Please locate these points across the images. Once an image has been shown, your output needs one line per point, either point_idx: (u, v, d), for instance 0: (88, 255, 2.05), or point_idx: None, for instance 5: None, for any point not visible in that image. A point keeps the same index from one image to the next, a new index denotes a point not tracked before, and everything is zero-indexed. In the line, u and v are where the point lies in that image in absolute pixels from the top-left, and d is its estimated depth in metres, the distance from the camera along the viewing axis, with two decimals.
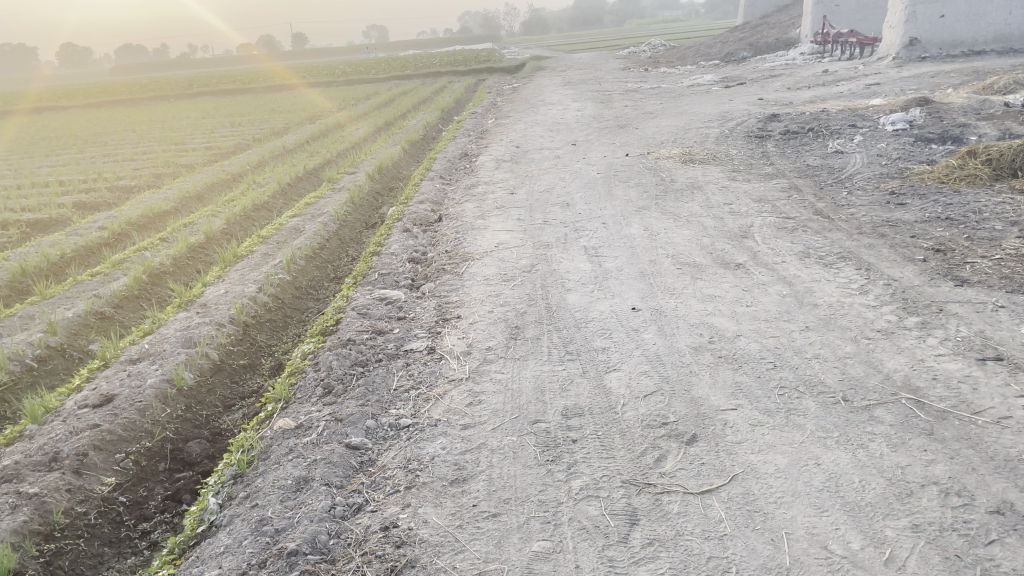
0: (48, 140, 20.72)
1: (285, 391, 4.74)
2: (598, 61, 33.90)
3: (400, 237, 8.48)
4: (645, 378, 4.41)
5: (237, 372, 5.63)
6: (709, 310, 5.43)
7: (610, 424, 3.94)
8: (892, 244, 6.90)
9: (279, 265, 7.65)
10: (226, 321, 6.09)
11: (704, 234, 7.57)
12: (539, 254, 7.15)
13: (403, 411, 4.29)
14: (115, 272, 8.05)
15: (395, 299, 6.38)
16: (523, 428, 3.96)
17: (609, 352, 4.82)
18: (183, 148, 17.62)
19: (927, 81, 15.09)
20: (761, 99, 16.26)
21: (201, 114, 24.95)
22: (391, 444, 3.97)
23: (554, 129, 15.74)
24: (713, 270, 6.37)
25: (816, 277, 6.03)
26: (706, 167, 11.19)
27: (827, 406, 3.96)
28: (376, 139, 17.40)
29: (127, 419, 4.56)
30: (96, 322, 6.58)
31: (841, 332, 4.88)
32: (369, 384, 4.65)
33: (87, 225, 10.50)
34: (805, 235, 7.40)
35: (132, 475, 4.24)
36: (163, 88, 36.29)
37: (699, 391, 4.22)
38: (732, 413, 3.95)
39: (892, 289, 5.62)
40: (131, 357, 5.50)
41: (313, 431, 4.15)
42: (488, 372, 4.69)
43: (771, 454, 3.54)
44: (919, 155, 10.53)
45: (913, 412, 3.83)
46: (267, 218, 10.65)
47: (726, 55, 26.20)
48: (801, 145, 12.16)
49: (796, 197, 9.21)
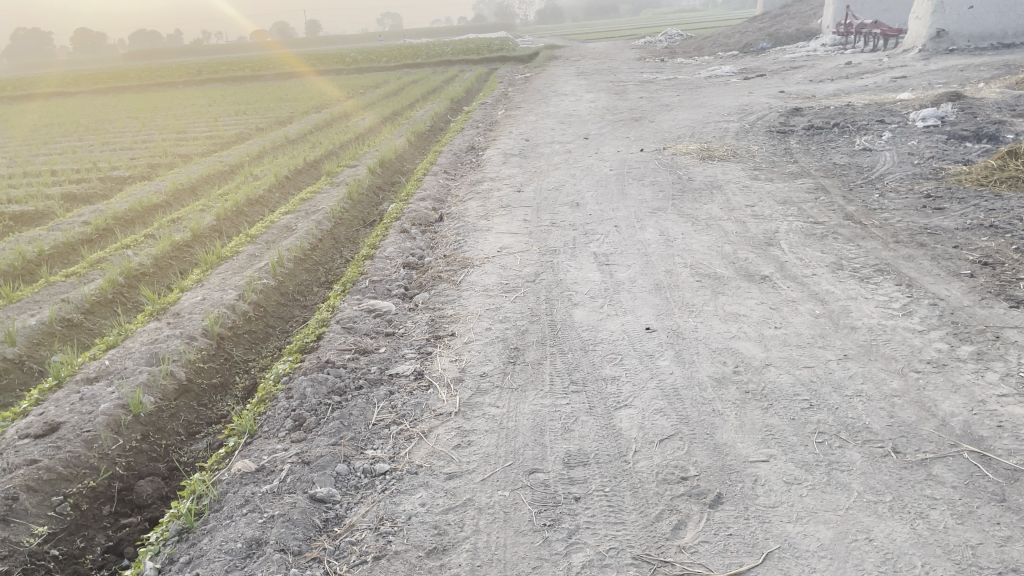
0: (51, 126, 20.28)
1: (250, 423, 4.17)
2: (614, 51, 33.10)
3: (397, 239, 7.91)
4: (661, 419, 3.81)
5: (206, 393, 5.08)
6: (733, 332, 4.83)
7: (619, 478, 3.36)
8: (933, 255, 6.27)
9: (264, 269, 7.10)
10: (198, 334, 5.55)
11: (725, 240, 6.96)
12: (545, 261, 6.55)
13: (380, 453, 3.72)
14: (90, 273, 7.53)
15: (385, 312, 5.79)
16: (517, 480, 3.39)
17: (620, 383, 4.23)
18: (183, 137, 17.14)
19: (956, 74, 14.37)
20: (783, 92, 15.56)
21: (207, 102, 24.43)
22: (363, 496, 3.40)
23: (566, 121, 15.13)
24: (736, 282, 5.78)
25: (852, 294, 5.40)
26: (726, 164, 10.54)
27: (876, 459, 3.37)
28: (382, 130, 16.82)
29: (70, 453, 4.02)
30: (61, 332, 6.05)
31: (885, 363, 4.28)
32: (345, 417, 4.08)
33: (71, 218, 10.00)
34: (836, 243, 6.78)
35: (69, 522, 3.71)
36: (172, 74, 35.89)
37: (724, 435, 3.62)
38: (763, 466, 3.36)
39: (939, 309, 5.01)
40: (88, 376, 4.96)
41: (275, 478, 3.59)
42: (481, 405, 4.10)
43: (813, 525, 2.97)
44: (953, 154, 9.86)
45: (979, 470, 3.24)
46: (260, 214, 10.10)
47: (744, 46, 25.42)
48: (826, 141, 11.48)
49: (823, 199, 8.57)
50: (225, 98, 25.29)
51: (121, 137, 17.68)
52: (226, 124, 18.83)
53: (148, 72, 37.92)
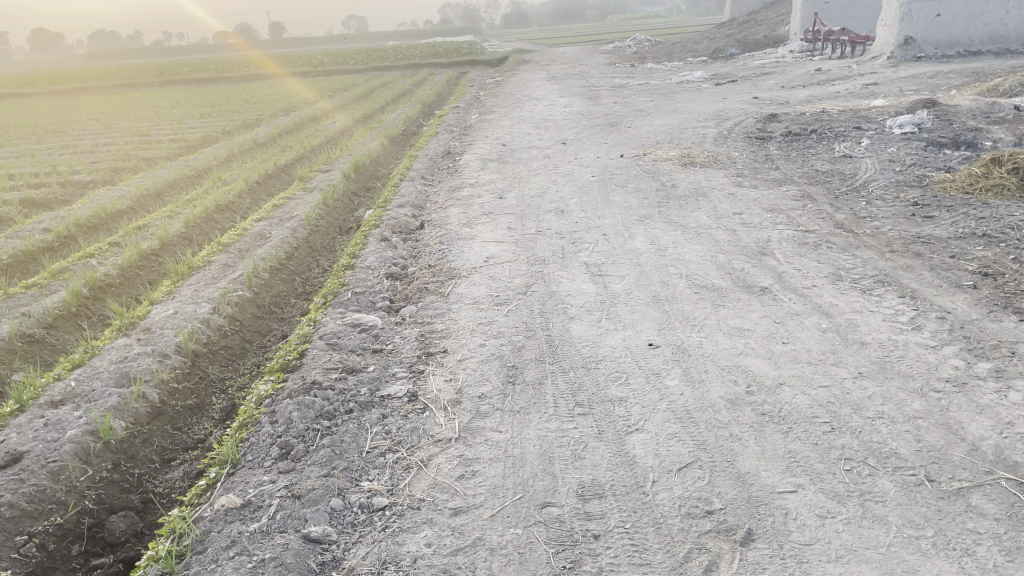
0: (8, 128, 19.59)
1: (232, 451, 3.86)
2: (584, 55, 33.05)
3: (377, 248, 7.61)
4: (676, 445, 3.58)
5: (180, 416, 4.75)
6: (741, 349, 4.62)
7: (640, 513, 3.12)
8: (931, 265, 6.13)
9: (239, 280, 6.75)
10: (171, 352, 5.21)
11: (717, 250, 6.77)
12: (534, 271, 6.30)
13: (377, 485, 3.44)
14: (53, 284, 7.13)
15: (370, 326, 5.50)
16: (530, 516, 3.14)
17: (628, 406, 3.99)
18: (147, 140, 16.61)
19: (928, 81, 14.43)
20: (757, 98, 15.50)
21: (169, 104, 23.78)
22: (362, 535, 3.12)
23: (542, 126, 14.92)
24: (735, 295, 5.58)
25: (857, 307, 5.23)
26: (708, 170, 10.39)
27: (909, 489, 3.17)
28: (353, 133, 16.46)
29: (35, 487, 3.68)
30: (22, 348, 5.68)
31: (902, 381, 4.10)
32: (336, 445, 3.80)
33: (30, 226, 9.54)
34: (830, 252, 6.62)
35: (35, 565, 3.39)
36: (134, 75, 35.04)
37: (746, 463, 3.41)
38: (793, 498, 3.16)
39: (948, 323, 4.85)
40: (52, 399, 4.61)
41: (263, 514, 3.30)
42: (482, 431, 3.83)
43: (853, 565, 2.77)
44: (934, 161, 9.80)
45: (1020, 500, 3.06)
46: (231, 220, 9.73)
47: (714, 52, 25.46)
48: (806, 147, 11.39)
49: (811, 206, 8.43)
50: (189, 100, 24.69)
51: (82, 139, 17.11)
52: (192, 127, 18.31)
53: (108, 72, 36.96)
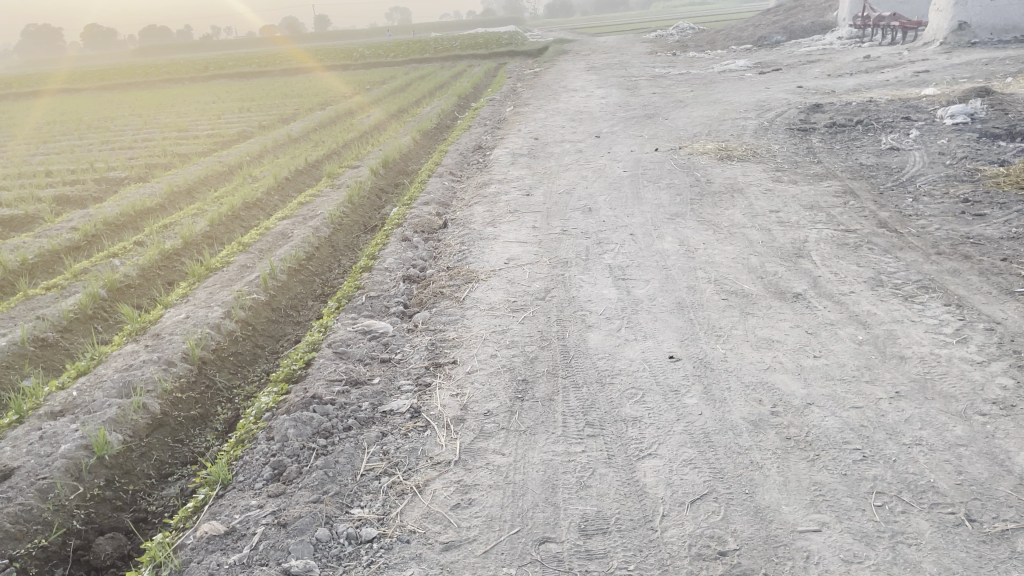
0: (53, 124, 19.87)
1: (223, 471, 3.69)
2: (625, 45, 32.46)
3: (397, 248, 7.43)
4: (691, 474, 3.30)
5: (182, 428, 4.61)
6: (767, 363, 4.31)
7: (646, 552, 2.87)
8: (981, 269, 5.71)
9: (254, 282, 6.62)
10: (177, 360, 5.07)
11: (751, 252, 6.43)
12: (555, 274, 6.04)
13: (368, 513, 3.23)
14: (73, 285, 7.09)
15: (381, 334, 5.30)
16: (526, 554, 2.90)
17: (642, 427, 3.72)
18: (184, 135, 16.65)
19: (982, 68, 13.74)
20: (801, 87, 14.96)
21: (210, 99, 23.89)
22: (346, 571, 2.92)
23: (577, 118, 14.58)
24: (766, 302, 5.25)
25: (897, 316, 4.87)
26: (746, 165, 9.99)
27: (946, 529, 2.87)
28: (387, 127, 16.30)
29: (20, 506, 3.55)
30: (35, 352, 5.60)
31: (944, 403, 3.75)
32: (330, 466, 3.60)
33: (60, 223, 9.55)
34: (872, 254, 6.24)
35: None
36: (179, 70, 35.42)
37: (766, 496, 3.12)
38: (816, 539, 2.87)
39: (997, 336, 4.47)
40: (52, 410, 4.50)
41: (245, 544, 3.12)
42: (484, 452, 3.60)
43: None
44: (987, 154, 9.28)
45: None
46: (257, 217, 9.65)
47: (758, 39, 24.77)
48: (850, 140, 10.90)
49: (852, 203, 8.02)
50: (229, 95, 24.84)
51: (121, 135, 17.25)
52: (228, 122, 18.33)
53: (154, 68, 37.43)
